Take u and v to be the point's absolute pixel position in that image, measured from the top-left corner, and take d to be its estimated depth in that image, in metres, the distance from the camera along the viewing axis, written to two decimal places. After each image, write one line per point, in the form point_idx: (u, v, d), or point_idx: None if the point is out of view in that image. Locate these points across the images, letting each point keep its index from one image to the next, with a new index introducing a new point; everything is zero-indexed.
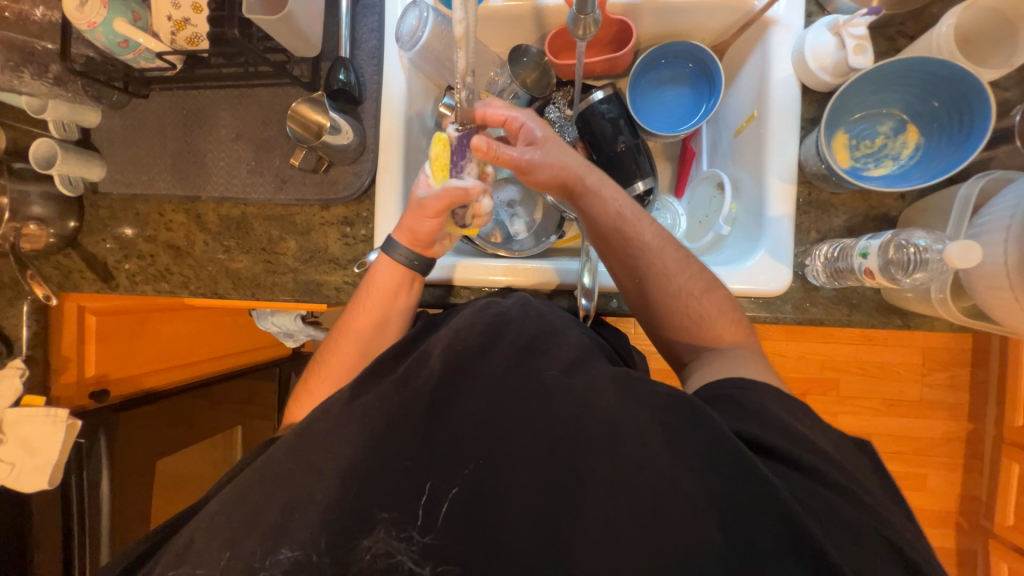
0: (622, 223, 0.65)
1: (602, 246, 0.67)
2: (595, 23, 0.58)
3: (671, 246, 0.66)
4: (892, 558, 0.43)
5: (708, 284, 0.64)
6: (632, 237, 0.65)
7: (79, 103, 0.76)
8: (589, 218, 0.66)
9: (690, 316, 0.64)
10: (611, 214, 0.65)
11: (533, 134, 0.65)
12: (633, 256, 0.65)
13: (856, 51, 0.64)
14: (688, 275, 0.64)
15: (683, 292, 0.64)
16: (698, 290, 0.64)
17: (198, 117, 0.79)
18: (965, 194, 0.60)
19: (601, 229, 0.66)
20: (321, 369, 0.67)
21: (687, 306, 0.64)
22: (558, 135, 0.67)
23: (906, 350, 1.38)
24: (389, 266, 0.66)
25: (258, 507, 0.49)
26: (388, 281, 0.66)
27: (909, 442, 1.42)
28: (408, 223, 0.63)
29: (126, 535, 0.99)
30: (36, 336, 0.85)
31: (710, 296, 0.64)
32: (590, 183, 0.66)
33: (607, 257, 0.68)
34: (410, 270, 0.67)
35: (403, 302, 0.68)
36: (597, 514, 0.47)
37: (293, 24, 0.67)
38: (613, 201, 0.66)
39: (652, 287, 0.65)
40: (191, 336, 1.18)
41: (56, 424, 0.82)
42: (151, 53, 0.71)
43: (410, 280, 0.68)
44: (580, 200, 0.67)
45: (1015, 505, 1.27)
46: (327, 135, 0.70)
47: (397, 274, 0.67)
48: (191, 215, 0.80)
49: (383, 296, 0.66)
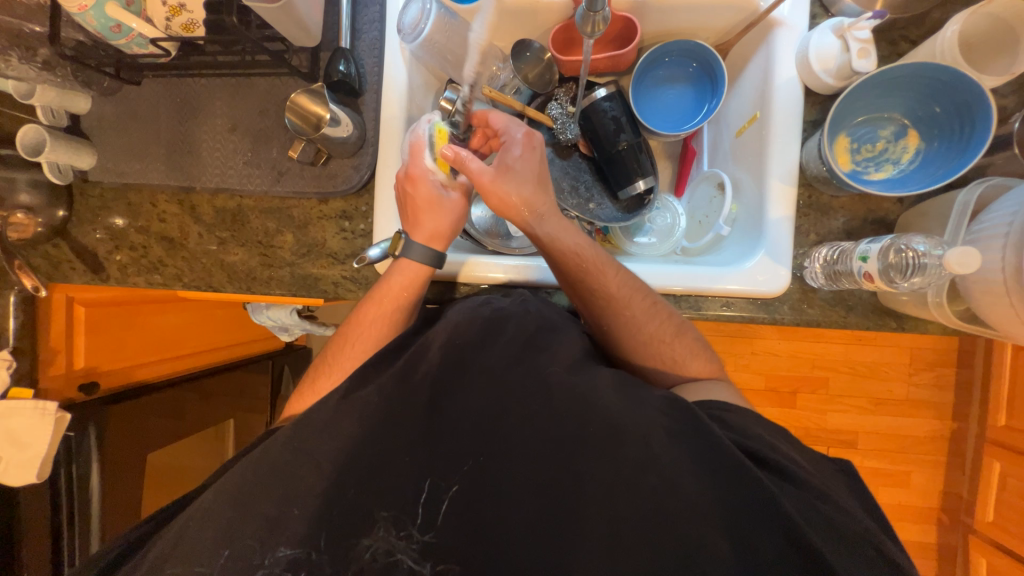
0: (585, 274, 0.65)
1: (568, 290, 0.67)
2: (604, 20, 0.58)
3: (640, 296, 0.65)
4: (881, 560, 0.45)
5: (677, 329, 0.66)
6: (596, 288, 0.64)
7: (68, 88, 0.74)
8: (555, 266, 0.66)
9: (662, 361, 0.65)
10: (574, 265, 0.65)
11: (506, 154, 0.65)
12: (599, 306, 0.65)
13: (860, 55, 0.64)
14: (657, 323, 0.65)
15: (653, 338, 0.65)
16: (669, 335, 0.65)
17: (192, 106, 0.77)
18: (964, 200, 0.60)
19: (565, 277, 0.66)
20: (329, 360, 0.66)
21: (660, 352, 0.65)
22: (531, 160, 0.66)
23: (893, 350, 1.41)
24: (410, 265, 0.66)
25: (256, 503, 0.49)
26: (410, 278, 0.66)
27: (895, 440, 1.44)
28: (441, 224, 0.67)
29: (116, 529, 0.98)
30: (24, 327, 0.83)
31: (680, 340, 0.66)
32: (544, 233, 0.65)
33: (573, 298, 0.68)
34: (428, 266, 0.67)
35: (417, 299, 0.67)
36: (597, 514, 0.47)
37: (293, 13, 0.66)
38: (574, 253, 0.65)
39: (622, 335, 0.65)
40: (183, 327, 1.16)
41: (45, 418, 0.82)
42: (145, 39, 0.69)
43: (425, 278, 0.67)
44: (543, 248, 0.66)
45: (995, 503, 1.30)
46: (326, 127, 0.69)
47: (417, 271, 0.66)
48: (185, 206, 0.79)
49: (400, 294, 0.66)
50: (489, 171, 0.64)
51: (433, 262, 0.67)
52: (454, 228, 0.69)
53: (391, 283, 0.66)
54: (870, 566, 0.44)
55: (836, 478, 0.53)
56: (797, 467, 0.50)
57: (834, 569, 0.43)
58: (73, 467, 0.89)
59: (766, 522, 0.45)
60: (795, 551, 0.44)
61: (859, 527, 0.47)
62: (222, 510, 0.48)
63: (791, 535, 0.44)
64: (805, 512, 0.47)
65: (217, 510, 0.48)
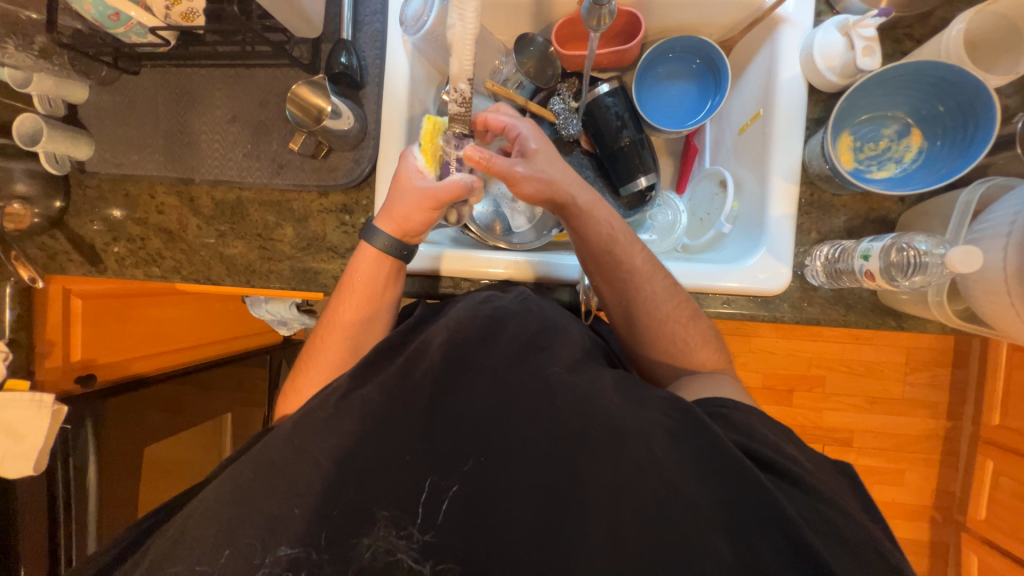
0: (614, 246, 0.65)
1: (593, 265, 0.67)
2: (610, 14, 0.58)
3: (661, 273, 0.66)
4: (877, 559, 0.45)
5: (692, 313, 0.66)
6: (623, 261, 0.65)
7: (65, 77, 0.73)
8: (582, 238, 0.66)
9: (674, 344, 0.66)
10: (604, 237, 0.65)
11: (527, 145, 0.65)
12: (623, 279, 0.65)
13: (865, 53, 0.64)
14: (675, 302, 0.65)
15: (669, 318, 0.65)
16: (684, 318, 0.65)
17: (191, 97, 0.76)
18: (966, 200, 0.61)
19: (591, 250, 0.66)
20: (325, 357, 0.65)
21: (675, 334, 0.65)
22: (552, 147, 0.66)
23: (890, 348, 1.42)
24: (370, 254, 0.65)
25: (255, 500, 0.48)
26: (371, 266, 0.65)
27: (891, 438, 1.45)
28: (398, 208, 0.63)
29: (113, 523, 0.98)
30: (19, 319, 0.83)
31: (695, 324, 0.66)
32: (583, 204, 0.65)
33: (595, 275, 0.68)
34: (386, 254, 0.65)
35: (384, 288, 0.66)
36: (598, 514, 0.47)
37: (294, 3, 0.65)
38: (606, 225, 0.65)
39: (642, 313, 0.65)
40: (181, 321, 1.16)
41: (41, 410, 0.81)
42: (144, 28, 0.68)
43: (390, 265, 0.66)
44: (573, 221, 0.66)
45: (988, 500, 1.32)
46: (327, 120, 0.68)
47: (381, 260, 0.65)
48: (184, 198, 0.78)
49: (367, 283, 0.65)
50: (520, 164, 0.63)
51: (392, 250, 0.65)
52: (413, 223, 0.63)
53: (359, 273, 0.66)
54: (866, 566, 0.45)
55: (836, 478, 0.54)
56: (798, 467, 0.50)
57: (834, 570, 0.43)
58: (70, 459, 0.89)
59: (766, 523, 0.45)
60: (794, 552, 0.44)
61: (859, 528, 0.47)
62: (222, 506, 0.48)
63: (792, 536, 0.45)
64: (803, 511, 0.47)
65: (217, 507, 0.48)
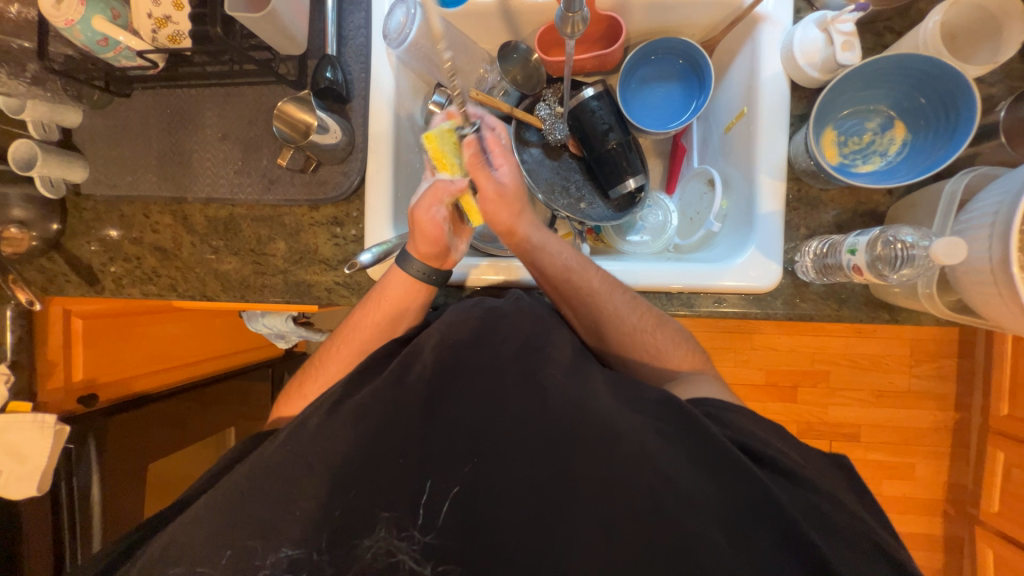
0: (570, 274, 0.67)
1: (554, 294, 0.69)
2: (583, 21, 0.58)
3: (620, 289, 0.67)
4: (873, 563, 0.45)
5: (658, 319, 0.68)
6: (581, 286, 0.66)
7: (58, 103, 0.75)
8: (540, 269, 0.67)
9: (648, 352, 0.67)
10: (559, 266, 0.67)
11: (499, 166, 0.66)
12: (583, 301, 0.66)
13: (845, 48, 0.64)
14: (639, 315, 0.66)
15: (637, 329, 0.66)
16: (650, 325, 0.67)
17: (184, 117, 0.77)
18: (952, 190, 0.60)
19: (550, 280, 0.68)
20: (318, 364, 0.68)
21: (645, 342, 0.66)
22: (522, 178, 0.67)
23: (893, 341, 1.41)
24: (405, 279, 0.67)
25: (251, 510, 0.49)
26: (400, 290, 0.67)
27: (899, 432, 1.44)
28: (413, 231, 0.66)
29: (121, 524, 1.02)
30: (20, 341, 0.83)
31: (663, 329, 0.67)
32: (535, 240, 0.67)
33: (560, 303, 0.69)
34: (426, 285, 0.68)
35: (408, 310, 0.68)
36: (590, 510, 0.48)
37: (277, 21, 0.66)
38: (561, 256, 0.67)
39: (609, 328, 0.66)
40: (182, 336, 1.17)
41: (44, 430, 0.83)
42: (133, 52, 0.70)
43: (423, 294, 0.68)
44: (529, 257, 0.68)
45: (1000, 495, 1.29)
46: (314, 134, 0.69)
47: (412, 285, 0.67)
48: (177, 217, 0.79)
49: (394, 305, 0.67)
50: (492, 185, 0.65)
51: (429, 279, 0.68)
52: (430, 247, 0.66)
53: (382, 294, 0.68)
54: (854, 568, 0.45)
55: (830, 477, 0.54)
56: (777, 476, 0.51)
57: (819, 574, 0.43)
58: (73, 481, 0.92)
59: (753, 527, 0.46)
60: (784, 551, 0.45)
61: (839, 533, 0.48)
62: (215, 513, 0.48)
63: (781, 536, 0.45)
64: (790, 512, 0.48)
65: (210, 518, 0.48)
